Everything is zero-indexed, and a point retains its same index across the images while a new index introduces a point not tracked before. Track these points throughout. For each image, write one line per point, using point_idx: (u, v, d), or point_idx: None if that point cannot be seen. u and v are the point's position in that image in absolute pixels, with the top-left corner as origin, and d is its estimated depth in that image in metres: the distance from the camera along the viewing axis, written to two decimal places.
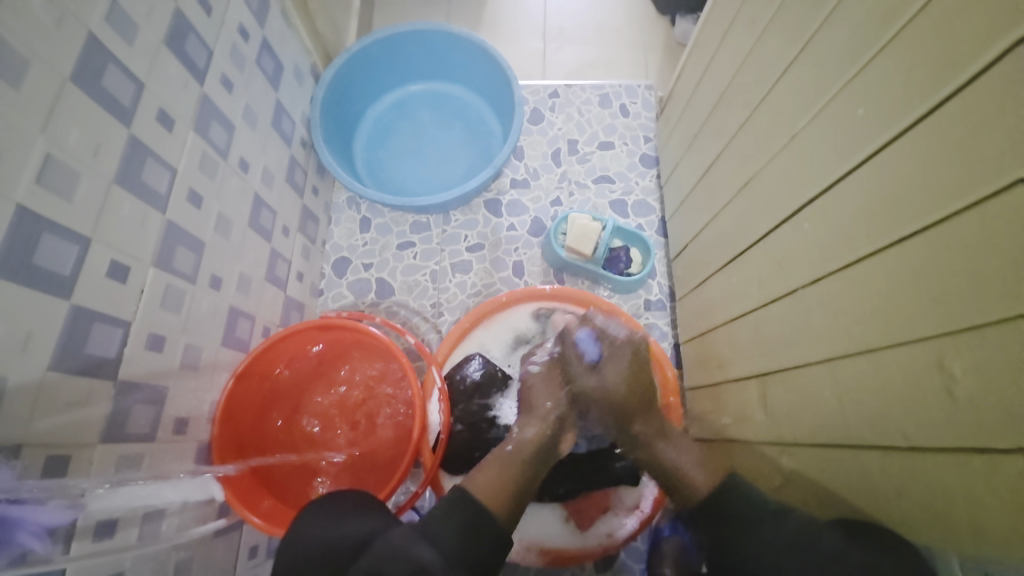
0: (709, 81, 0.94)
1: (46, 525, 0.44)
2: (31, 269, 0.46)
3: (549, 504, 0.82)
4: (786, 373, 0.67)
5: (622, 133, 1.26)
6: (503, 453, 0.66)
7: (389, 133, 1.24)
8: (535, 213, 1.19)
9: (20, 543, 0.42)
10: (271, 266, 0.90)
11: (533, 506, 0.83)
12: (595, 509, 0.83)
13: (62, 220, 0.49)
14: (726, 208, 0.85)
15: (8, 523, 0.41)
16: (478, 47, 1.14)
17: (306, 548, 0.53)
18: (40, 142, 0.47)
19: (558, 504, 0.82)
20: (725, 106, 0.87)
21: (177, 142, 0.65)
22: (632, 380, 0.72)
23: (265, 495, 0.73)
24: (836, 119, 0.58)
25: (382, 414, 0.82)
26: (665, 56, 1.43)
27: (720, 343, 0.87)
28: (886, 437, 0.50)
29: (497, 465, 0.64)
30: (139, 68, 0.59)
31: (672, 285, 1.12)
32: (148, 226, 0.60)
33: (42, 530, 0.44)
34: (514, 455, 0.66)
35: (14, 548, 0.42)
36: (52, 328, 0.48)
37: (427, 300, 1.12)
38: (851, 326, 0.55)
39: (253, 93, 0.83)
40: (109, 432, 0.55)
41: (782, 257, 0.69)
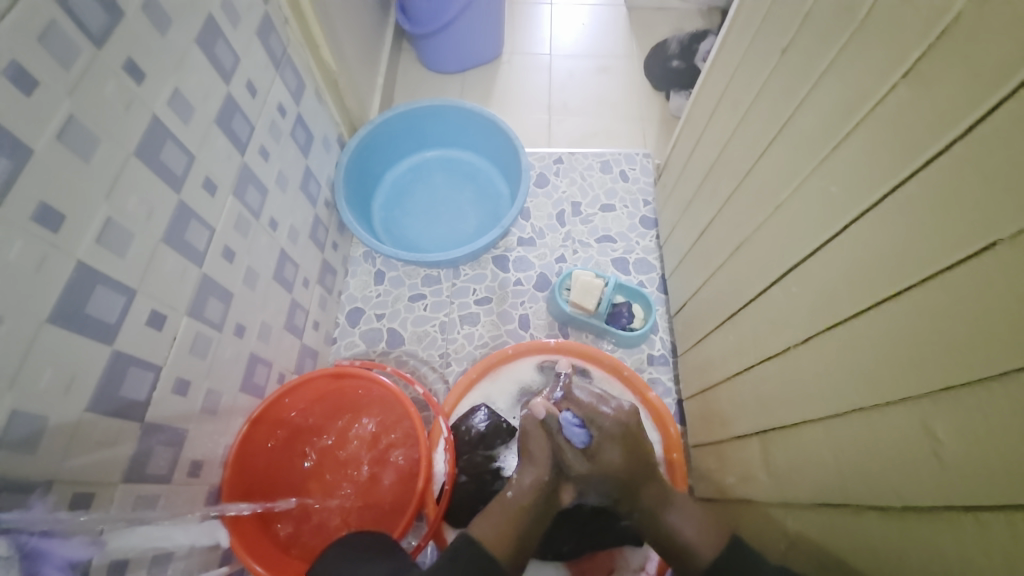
0: (702, 151, 1.02)
1: (69, 560, 0.46)
2: (82, 318, 0.52)
3: (553, 564, 0.81)
4: (784, 428, 0.68)
5: (623, 196, 1.34)
6: (504, 500, 0.68)
7: (406, 194, 1.34)
8: (540, 269, 1.25)
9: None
10: (290, 315, 0.96)
11: (537, 565, 0.82)
12: (600, 570, 0.81)
13: (113, 274, 0.56)
14: (721, 269, 0.90)
15: (37, 554, 0.44)
16: (490, 121, 1.26)
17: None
18: (103, 208, 0.54)
19: (562, 563, 0.81)
20: (716, 175, 0.94)
21: (217, 205, 0.73)
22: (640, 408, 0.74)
23: (267, 545, 0.74)
24: (812, 192, 0.64)
25: (389, 464, 0.84)
26: (662, 126, 1.55)
27: (721, 399, 0.88)
28: (883, 497, 0.51)
29: (501, 509, 0.67)
30: (192, 143, 0.68)
31: (673, 340, 1.15)
32: (185, 279, 0.66)
33: (65, 565, 0.46)
34: (515, 501, 0.68)
35: None
36: (93, 371, 0.53)
37: (435, 351, 1.16)
38: (837, 383, 0.58)
39: (286, 161, 0.93)
40: (130, 472, 0.58)
41: (772, 317, 0.72)
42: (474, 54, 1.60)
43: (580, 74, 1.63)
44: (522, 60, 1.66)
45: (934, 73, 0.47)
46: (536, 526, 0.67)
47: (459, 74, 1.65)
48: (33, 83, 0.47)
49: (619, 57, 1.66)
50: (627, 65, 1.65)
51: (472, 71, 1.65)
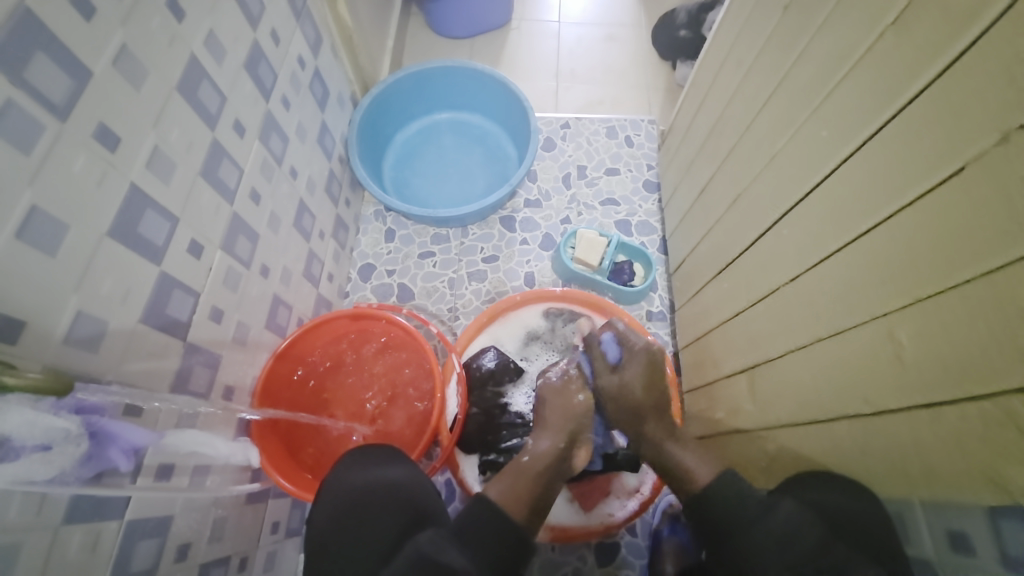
0: (704, 112, 1.05)
1: (133, 446, 0.50)
2: (134, 236, 0.57)
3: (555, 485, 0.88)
4: (768, 361, 0.74)
5: (627, 161, 1.38)
6: (522, 463, 0.69)
7: (416, 155, 1.37)
8: (545, 229, 1.29)
9: (112, 457, 0.49)
10: (308, 264, 1.01)
11: None
12: (598, 492, 0.87)
13: (160, 200, 0.60)
14: (718, 222, 0.95)
15: (102, 436, 0.48)
16: (499, 82, 1.28)
17: (347, 488, 0.61)
18: (151, 136, 0.59)
19: (563, 485, 0.87)
20: (717, 134, 0.98)
21: (245, 147, 0.77)
22: (648, 383, 0.76)
23: (291, 466, 0.80)
24: (805, 140, 0.69)
25: (403, 397, 0.90)
26: (667, 95, 1.57)
27: (713, 344, 0.94)
28: (852, 406, 0.57)
29: (518, 474, 0.67)
30: (224, 85, 0.72)
31: (671, 297, 1.20)
32: (219, 214, 0.71)
33: (129, 450, 0.50)
34: (533, 466, 0.69)
35: (104, 460, 0.48)
36: (145, 287, 0.58)
37: (444, 305, 1.22)
38: (818, 313, 0.63)
39: (305, 113, 0.97)
40: (176, 384, 0.63)
41: (763, 262, 0.77)
42: (484, 19, 1.61)
43: (588, 42, 1.65)
44: (531, 27, 1.67)
45: (917, 16, 0.50)
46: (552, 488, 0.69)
47: (468, 40, 1.66)
48: (92, 9, 0.51)
49: (627, 26, 1.67)
50: (634, 34, 1.66)
51: (481, 36, 1.66)
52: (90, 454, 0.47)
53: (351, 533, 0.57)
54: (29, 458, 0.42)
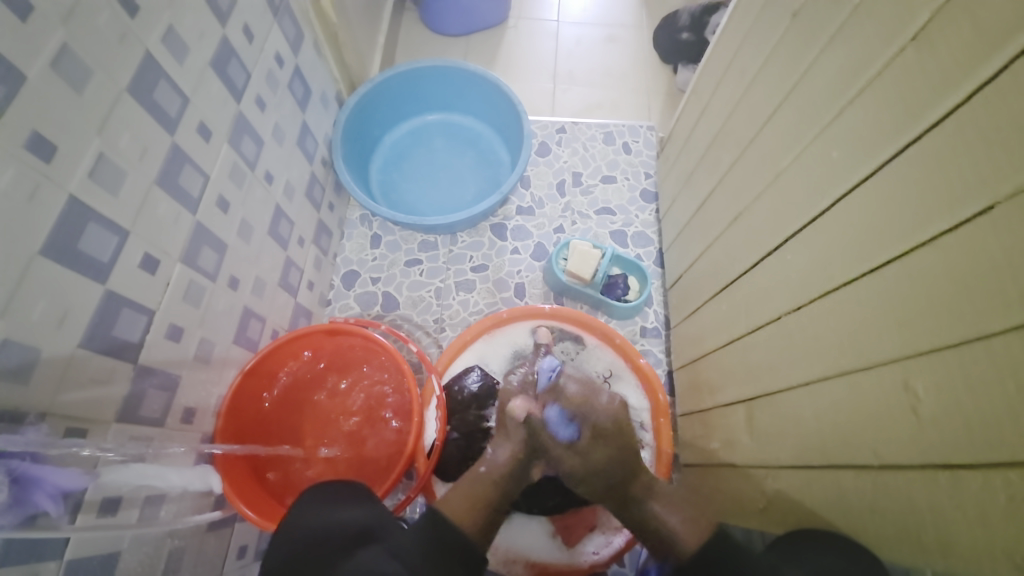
0: (705, 123, 1.00)
1: (62, 489, 0.47)
2: (74, 254, 0.51)
3: (537, 518, 0.84)
4: (769, 395, 0.70)
5: (625, 168, 1.33)
6: (476, 476, 0.68)
7: (405, 157, 1.32)
8: (538, 238, 1.24)
9: (37, 502, 0.45)
10: (285, 273, 0.95)
11: (521, 517, 0.84)
12: (582, 526, 0.83)
13: (107, 213, 0.55)
14: (718, 240, 0.90)
15: (30, 480, 0.44)
16: (493, 84, 1.23)
17: (303, 533, 0.56)
18: (96, 143, 0.53)
19: (546, 518, 0.83)
20: (719, 146, 0.93)
21: (212, 151, 0.71)
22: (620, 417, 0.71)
23: (256, 491, 0.75)
24: (813, 159, 0.64)
25: (382, 419, 0.85)
26: (668, 100, 1.52)
27: (709, 368, 0.90)
28: (860, 456, 0.53)
29: (468, 486, 0.66)
30: (186, 85, 0.66)
31: (667, 313, 1.16)
32: (179, 225, 0.65)
33: (57, 493, 0.47)
34: (485, 477, 0.68)
35: (29, 507, 0.45)
36: (87, 308, 0.53)
37: (430, 316, 1.16)
38: (825, 348, 0.59)
39: (282, 114, 0.91)
40: (123, 412, 0.58)
41: (765, 286, 0.73)
42: (479, 17, 1.55)
43: (587, 43, 1.59)
44: (528, 25, 1.61)
45: (942, 34, 0.46)
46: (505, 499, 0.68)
47: (463, 37, 1.60)
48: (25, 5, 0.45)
49: (627, 27, 1.62)
50: (635, 35, 1.61)
51: (476, 34, 1.60)
52: (13, 500, 0.44)
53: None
54: None
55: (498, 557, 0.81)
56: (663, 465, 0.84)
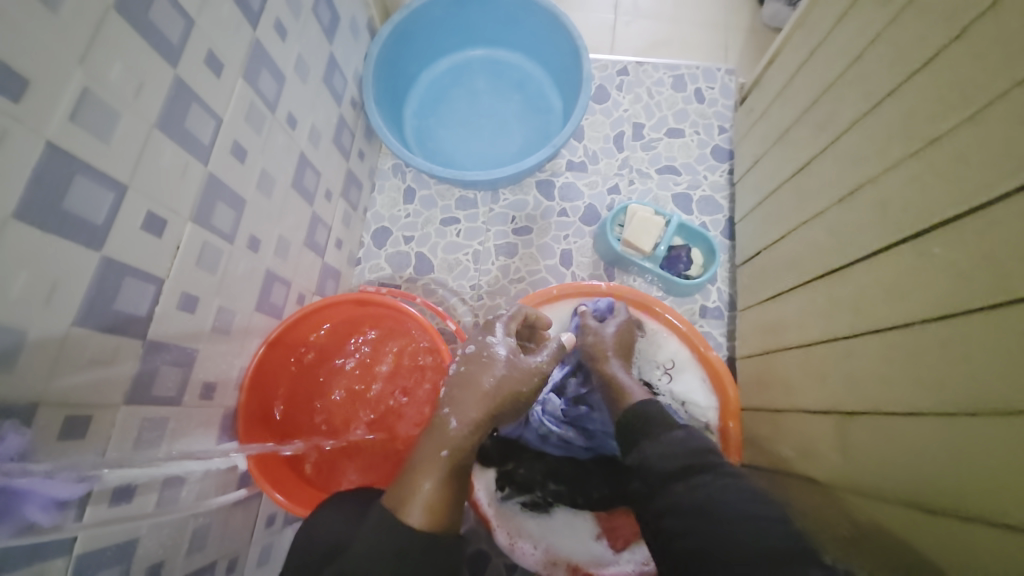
0: (816, 67, 0.81)
1: (54, 498, 0.42)
2: (59, 215, 0.42)
3: (582, 516, 0.78)
4: (875, 413, 0.58)
5: (695, 120, 1.14)
6: (437, 462, 0.54)
7: (443, 100, 1.17)
8: (589, 200, 1.10)
9: (25, 514, 0.40)
10: (311, 231, 0.86)
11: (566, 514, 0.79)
12: (631, 528, 0.77)
13: (98, 165, 0.45)
14: (818, 217, 0.75)
15: (12, 496, 0.39)
16: (549, 12, 1.04)
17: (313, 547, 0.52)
18: (78, 75, 0.43)
19: (591, 515, 0.78)
20: (833, 98, 0.75)
21: (225, 89, 0.60)
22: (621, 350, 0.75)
23: (289, 475, 0.70)
24: (1008, 117, 0.47)
25: (415, 400, 0.78)
26: (751, 37, 1.29)
27: (788, 365, 0.78)
28: (1011, 513, 0.41)
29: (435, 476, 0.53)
30: (189, 2, 0.54)
31: (733, 293, 1.02)
32: (188, 178, 0.56)
33: (51, 503, 0.42)
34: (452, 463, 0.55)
35: (19, 520, 0.40)
36: (80, 280, 0.45)
37: (467, 282, 1.06)
38: (982, 374, 0.46)
39: (307, 44, 0.78)
40: (134, 393, 0.52)
41: (891, 283, 0.58)
42: None
43: None
44: None
45: None
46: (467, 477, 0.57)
47: None
48: None
49: None
50: None
51: None
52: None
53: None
54: None
55: (535, 554, 0.74)
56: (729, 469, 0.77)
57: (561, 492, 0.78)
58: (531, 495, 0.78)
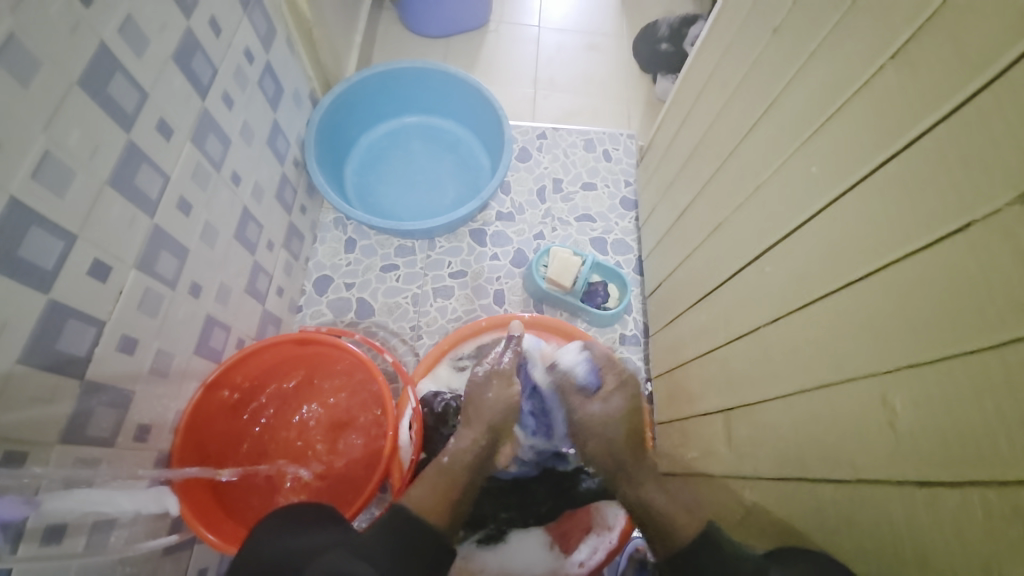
0: (685, 134, 1.02)
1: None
2: (14, 261, 0.47)
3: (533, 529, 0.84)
4: (747, 406, 0.71)
5: (604, 176, 1.33)
6: (437, 471, 0.65)
7: (382, 160, 1.28)
8: (517, 245, 1.23)
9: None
10: (253, 279, 0.91)
11: (519, 533, 0.83)
12: (578, 528, 0.84)
13: (52, 216, 0.50)
14: (697, 251, 0.91)
15: None
16: (473, 88, 1.21)
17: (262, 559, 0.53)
18: (41, 140, 0.49)
19: (542, 527, 0.84)
20: (698, 157, 0.94)
21: (173, 151, 0.67)
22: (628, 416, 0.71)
23: (219, 514, 0.71)
24: (794, 172, 0.65)
25: (354, 432, 0.82)
26: (647, 109, 1.54)
27: (688, 377, 0.90)
28: (838, 470, 0.53)
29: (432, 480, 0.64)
30: (145, 79, 0.62)
31: (646, 321, 1.16)
32: (135, 229, 0.61)
33: None
34: (450, 468, 0.67)
35: None
36: (26, 321, 0.48)
37: (406, 323, 1.13)
38: (805, 361, 0.59)
39: (252, 112, 0.87)
40: (68, 432, 0.53)
41: (745, 299, 0.73)
42: (461, 19, 1.53)
43: (568, 50, 1.59)
44: (509, 30, 1.60)
45: (923, 54, 0.47)
46: (473, 489, 0.68)
47: (443, 39, 1.58)
48: None
49: (608, 35, 1.63)
50: (616, 43, 1.62)
51: (457, 37, 1.58)
52: None
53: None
54: None
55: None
56: None
57: (512, 517, 0.83)
58: (486, 530, 0.82)
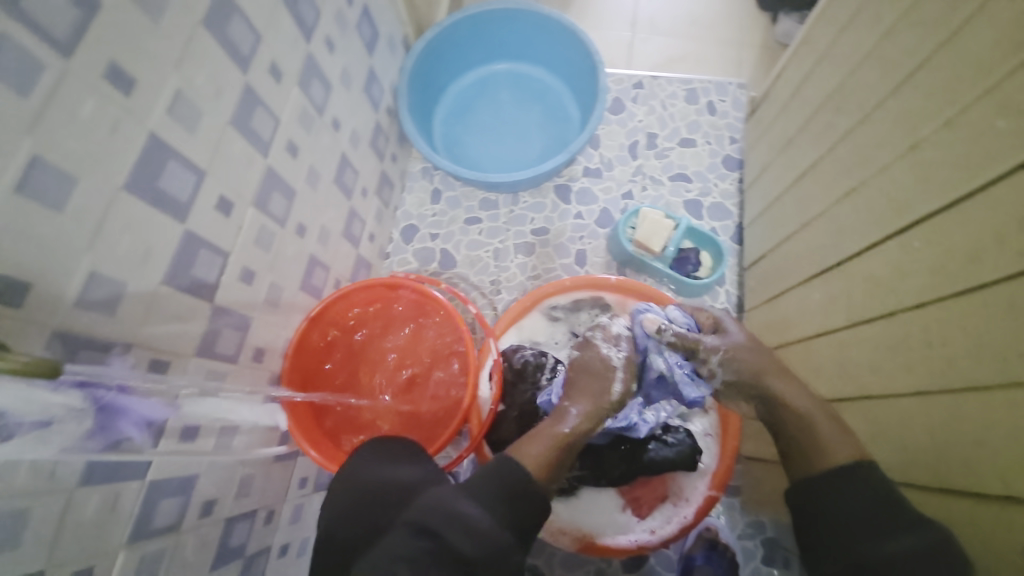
0: (816, 81, 0.87)
1: (144, 418, 0.49)
2: (156, 192, 0.52)
3: (605, 491, 0.84)
4: (865, 396, 0.63)
5: (706, 131, 1.20)
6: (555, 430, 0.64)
7: (469, 109, 1.26)
8: (604, 204, 1.17)
9: (122, 429, 0.48)
10: (348, 223, 0.95)
11: (590, 492, 0.84)
12: (652, 496, 0.83)
13: (187, 153, 0.55)
14: (818, 218, 0.80)
15: (117, 409, 0.46)
16: (568, 29, 1.13)
17: (360, 485, 0.58)
18: (174, 78, 0.52)
19: (615, 490, 0.84)
20: (831, 109, 0.81)
21: (283, 93, 0.70)
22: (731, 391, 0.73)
23: (319, 436, 0.78)
24: (969, 126, 0.53)
25: (437, 377, 0.86)
26: (763, 53, 1.35)
27: (789, 359, 0.82)
28: (987, 485, 0.47)
29: (548, 440, 0.63)
30: (260, 20, 0.63)
31: (740, 294, 1.07)
32: (252, 168, 0.65)
33: (141, 422, 0.49)
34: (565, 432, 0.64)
35: (117, 432, 0.47)
36: (168, 247, 0.54)
37: (487, 277, 1.14)
38: (953, 356, 0.51)
39: (351, 56, 0.88)
40: (201, 348, 0.60)
41: (878, 276, 0.64)
42: None
43: None
44: None
45: None
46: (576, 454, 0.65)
47: None
48: None
49: None
50: None
51: None
52: (100, 426, 0.46)
53: (358, 533, 0.55)
54: (26, 437, 0.40)
55: (561, 531, 0.81)
56: (728, 456, 0.82)
57: (584, 476, 0.82)
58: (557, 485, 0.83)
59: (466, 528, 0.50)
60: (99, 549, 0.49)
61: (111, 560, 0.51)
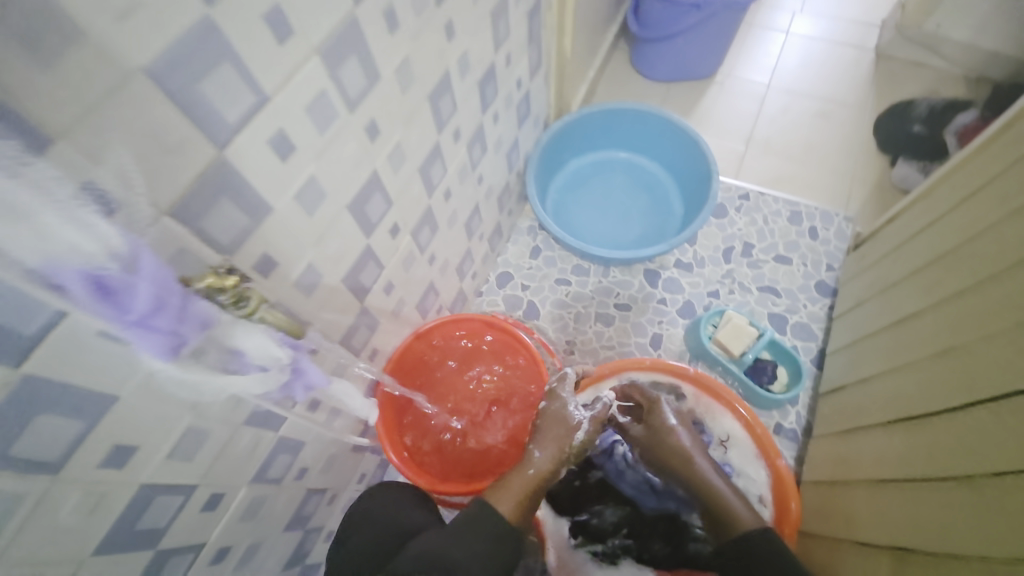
0: (929, 236, 0.91)
1: (311, 383, 0.57)
2: (362, 212, 0.66)
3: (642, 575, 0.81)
4: (928, 555, 0.62)
5: (804, 253, 1.25)
6: (524, 475, 0.72)
7: (583, 184, 1.40)
8: (689, 296, 1.23)
9: (297, 388, 0.55)
10: (463, 260, 1.09)
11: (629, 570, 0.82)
12: None
13: (387, 187, 0.70)
14: (908, 366, 0.82)
15: (301, 372, 0.54)
16: (691, 138, 1.25)
17: (355, 545, 0.72)
18: (400, 133, 0.68)
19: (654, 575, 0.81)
20: (941, 267, 0.84)
21: (455, 152, 0.86)
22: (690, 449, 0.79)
23: (397, 440, 0.88)
24: None
25: (508, 412, 0.95)
26: (875, 192, 1.39)
27: (855, 499, 0.80)
28: None
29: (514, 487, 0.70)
30: (461, 98, 0.80)
31: (811, 419, 1.07)
32: (419, 205, 0.80)
33: (308, 387, 0.57)
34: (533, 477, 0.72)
35: (295, 389, 0.56)
36: (353, 254, 0.68)
37: (564, 335, 1.22)
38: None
39: (506, 128, 1.05)
40: (343, 338, 0.73)
41: (965, 436, 0.64)
42: (690, 68, 1.59)
43: (793, 114, 1.55)
44: (733, 85, 1.63)
45: None
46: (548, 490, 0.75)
47: (665, 84, 1.66)
48: (398, 26, 0.59)
49: (846, 107, 1.55)
50: (853, 116, 1.53)
51: (679, 84, 1.65)
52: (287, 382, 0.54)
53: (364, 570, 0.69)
54: (252, 375, 0.48)
55: None
56: None
57: (629, 544, 0.82)
58: (604, 546, 0.83)
59: (447, 567, 0.60)
60: (235, 481, 0.60)
61: (236, 491, 0.61)
